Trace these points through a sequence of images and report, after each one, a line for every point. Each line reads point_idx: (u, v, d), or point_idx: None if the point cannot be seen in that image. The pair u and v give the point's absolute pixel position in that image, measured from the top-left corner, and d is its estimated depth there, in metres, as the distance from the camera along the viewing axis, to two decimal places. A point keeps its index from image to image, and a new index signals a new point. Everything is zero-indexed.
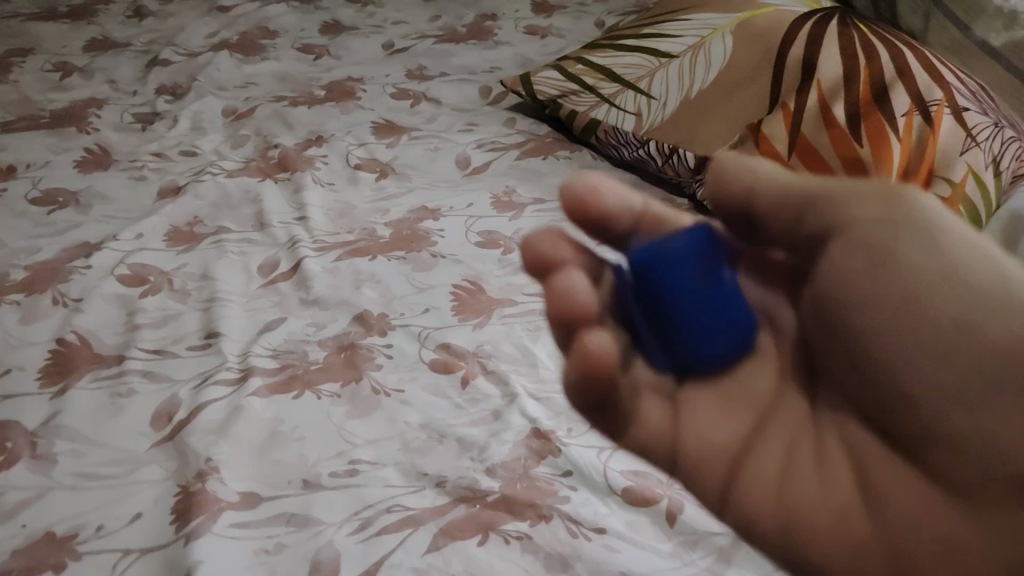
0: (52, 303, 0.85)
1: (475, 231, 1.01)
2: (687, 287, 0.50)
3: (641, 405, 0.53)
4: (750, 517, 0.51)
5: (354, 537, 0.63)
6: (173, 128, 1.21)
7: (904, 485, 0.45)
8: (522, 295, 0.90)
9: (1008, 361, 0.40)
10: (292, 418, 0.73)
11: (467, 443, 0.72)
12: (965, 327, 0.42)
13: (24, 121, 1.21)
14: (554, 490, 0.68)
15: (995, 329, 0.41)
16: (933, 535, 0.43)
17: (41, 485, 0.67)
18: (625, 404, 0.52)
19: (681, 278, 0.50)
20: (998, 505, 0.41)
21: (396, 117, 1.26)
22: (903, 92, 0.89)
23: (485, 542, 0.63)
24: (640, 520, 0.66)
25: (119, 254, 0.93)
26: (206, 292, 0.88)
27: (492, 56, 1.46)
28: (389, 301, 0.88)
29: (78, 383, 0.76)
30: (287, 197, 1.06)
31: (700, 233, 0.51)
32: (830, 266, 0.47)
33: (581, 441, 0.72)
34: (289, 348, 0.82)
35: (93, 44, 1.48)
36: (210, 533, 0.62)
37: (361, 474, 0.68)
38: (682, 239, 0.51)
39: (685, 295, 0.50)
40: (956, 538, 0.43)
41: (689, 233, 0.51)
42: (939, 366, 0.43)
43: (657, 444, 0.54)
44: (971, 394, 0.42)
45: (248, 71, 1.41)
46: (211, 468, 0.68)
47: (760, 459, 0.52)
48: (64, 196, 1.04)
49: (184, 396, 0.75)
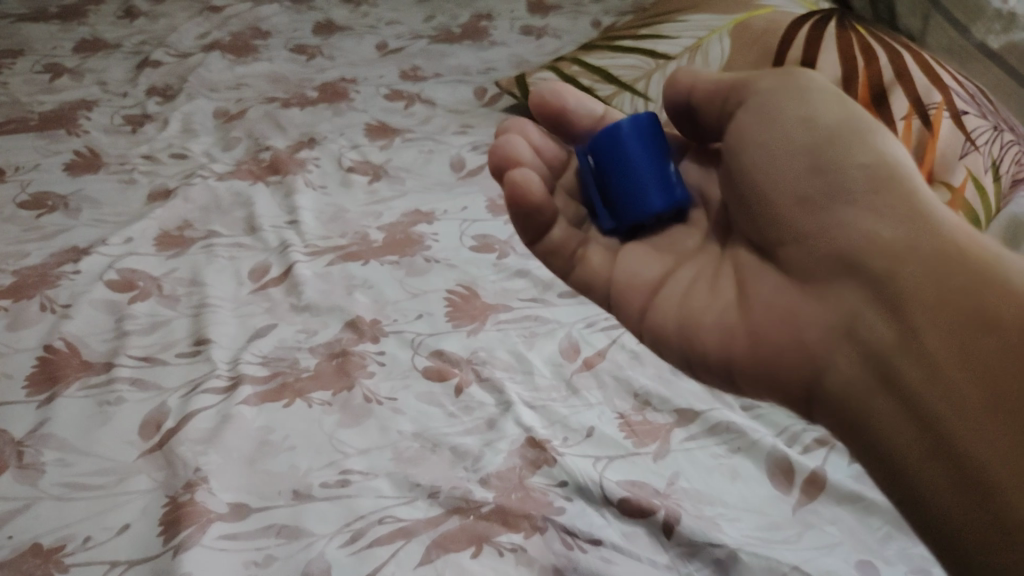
0: (40, 309, 0.84)
1: (470, 234, 0.99)
2: (629, 162, 0.62)
3: (584, 248, 0.67)
4: (656, 329, 0.63)
5: (345, 550, 0.62)
6: (164, 131, 1.19)
7: (763, 282, 0.56)
8: (516, 300, 0.89)
9: (829, 175, 0.52)
10: (283, 427, 0.72)
11: (461, 452, 0.70)
12: (800, 156, 0.54)
13: (13, 123, 1.19)
14: (549, 500, 0.67)
15: (832, 157, 0.53)
16: (782, 310, 0.54)
17: (27, 497, 0.65)
18: (566, 243, 0.67)
19: (620, 148, 0.62)
20: (827, 282, 0.51)
21: (390, 118, 1.25)
22: (901, 94, 0.87)
23: (479, 554, 0.62)
24: (636, 532, 0.65)
25: (108, 259, 0.92)
26: (197, 298, 0.87)
27: (487, 57, 1.45)
28: (382, 306, 0.87)
29: (65, 391, 0.75)
30: (279, 201, 1.05)
31: (645, 116, 0.63)
32: (732, 123, 0.59)
33: (576, 450, 0.71)
34: (280, 355, 0.80)
35: (83, 45, 1.46)
36: (199, 545, 0.61)
37: (353, 484, 0.67)
38: (628, 120, 0.63)
39: (625, 170, 0.62)
40: (799, 310, 0.53)
41: (636, 117, 0.63)
42: (795, 172, 0.54)
43: (593, 271, 0.67)
44: (807, 201, 0.53)
45: (240, 72, 1.39)
46: (200, 478, 0.66)
47: (673, 285, 0.63)
48: (52, 200, 1.02)
49: (173, 404, 0.74)
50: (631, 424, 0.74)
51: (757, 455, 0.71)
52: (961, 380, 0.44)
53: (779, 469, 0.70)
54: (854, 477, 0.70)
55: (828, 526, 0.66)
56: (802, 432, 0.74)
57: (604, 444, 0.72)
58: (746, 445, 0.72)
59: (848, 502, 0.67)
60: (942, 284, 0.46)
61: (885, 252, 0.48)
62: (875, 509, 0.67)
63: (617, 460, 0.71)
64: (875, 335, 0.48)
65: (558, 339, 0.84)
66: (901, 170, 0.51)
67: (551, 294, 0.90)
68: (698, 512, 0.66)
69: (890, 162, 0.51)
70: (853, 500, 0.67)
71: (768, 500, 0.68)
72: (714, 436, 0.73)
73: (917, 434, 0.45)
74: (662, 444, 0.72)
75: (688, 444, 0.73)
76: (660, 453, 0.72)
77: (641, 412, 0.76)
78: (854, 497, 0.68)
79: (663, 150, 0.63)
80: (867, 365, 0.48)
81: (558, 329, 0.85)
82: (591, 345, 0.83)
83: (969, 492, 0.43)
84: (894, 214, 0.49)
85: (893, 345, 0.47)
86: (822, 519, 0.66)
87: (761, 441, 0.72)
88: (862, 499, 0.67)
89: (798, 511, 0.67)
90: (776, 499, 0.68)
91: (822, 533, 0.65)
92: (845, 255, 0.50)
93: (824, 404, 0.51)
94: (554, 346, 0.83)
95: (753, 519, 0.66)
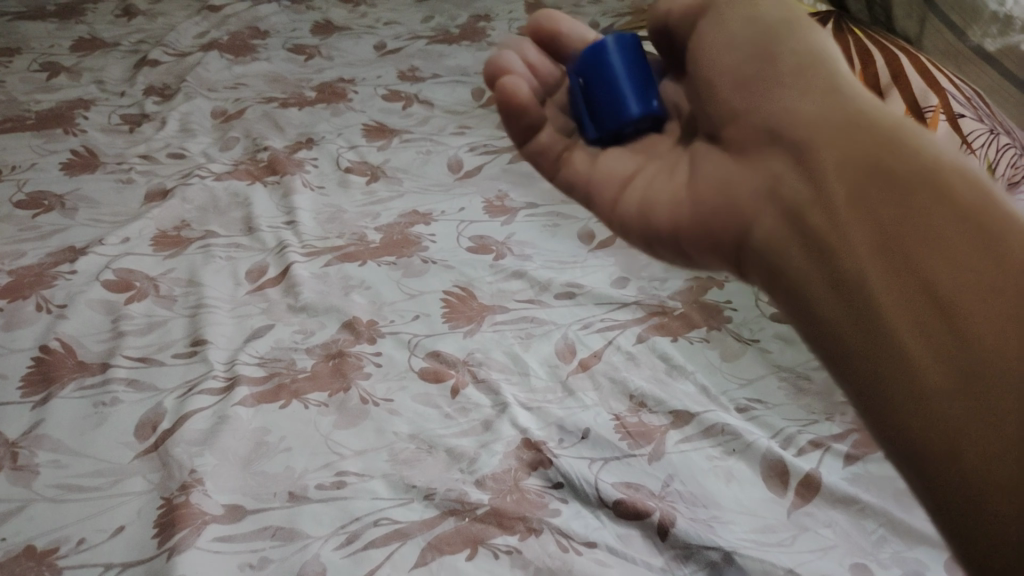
0: (36, 309, 0.84)
1: (467, 235, 0.99)
2: (609, 70, 0.55)
3: (570, 150, 0.60)
4: (615, 221, 0.58)
5: (340, 552, 0.62)
6: (162, 130, 1.19)
7: (707, 159, 0.52)
8: (513, 301, 0.89)
9: (764, 50, 0.48)
10: (279, 428, 0.72)
11: (457, 454, 0.71)
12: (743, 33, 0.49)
13: (9, 122, 1.19)
14: (545, 502, 0.67)
15: (775, 34, 0.48)
16: (715, 186, 0.49)
17: (22, 498, 0.65)
18: (551, 147, 0.59)
19: (600, 57, 0.56)
20: (755, 150, 0.47)
21: (388, 119, 1.25)
22: (897, 97, 0.85)
23: (474, 557, 0.62)
24: (631, 534, 0.65)
25: (105, 259, 0.92)
26: (193, 298, 0.87)
27: (485, 57, 1.45)
28: (379, 307, 0.87)
29: (61, 391, 0.75)
30: (276, 201, 1.05)
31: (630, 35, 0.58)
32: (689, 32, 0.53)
33: (572, 452, 0.72)
34: (276, 356, 0.80)
35: (81, 43, 1.46)
36: (193, 547, 0.61)
37: (348, 486, 0.67)
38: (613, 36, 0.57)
39: (606, 74, 0.55)
40: (730, 186, 0.48)
41: (622, 34, 0.57)
42: (733, 53, 0.49)
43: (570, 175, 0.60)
44: (740, 78, 0.49)
45: (238, 72, 1.39)
46: (195, 480, 0.66)
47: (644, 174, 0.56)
48: (49, 199, 1.02)
49: (169, 405, 0.74)
50: (627, 426, 0.74)
51: (751, 458, 0.71)
52: (873, 243, 0.39)
53: (773, 471, 0.70)
54: (849, 480, 0.70)
55: (822, 529, 0.66)
56: (797, 434, 0.74)
57: (599, 446, 0.72)
58: (740, 447, 0.72)
59: (843, 505, 0.68)
60: (858, 143, 0.42)
61: (810, 117, 0.44)
62: (870, 512, 0.67)
63: (612, 463, 0.71)
64: (794, 200, 0.43)
65: (554, 341, 0.84)
66: (834, 56, 0.47)
67: (548, 296, 0.90)
68: (693, 514, 0.67)
69: (823, 48, 0.47)
70: (847, 503, 0.68)
71: (763, 502, 0.68)
72: (709, 438, 0.73)
73: (825, 296, 0.40)
74: (657, 446, 0.72)
75: (683, 446, 0.73)
76: (655, 454, 0.72)
77: (636, 414, 0.76)
78: (849, 500, 0.68)
79: (647, 63, 0.57)
80: (787, 224, 0.44)
81: (554, 330, 0.85)
82: (587, 347, 0.83)
83: (872, 343, 0.38)
84: (824, 88, 0.45)
85: (810, 200, 0.42)
86: (816, 522, 0.66)
87: (756, 444, 0.72)
88: (857, 502, 0.67)
89: (793, 513, 0.67)
90: (771, 502, 0.68)
91: (816, 536, 0.65)
92: (771, 122, 0.46)
93: (752, 266, 0.46)
94: (551, 348, 0.83)
95: (748, 522, 0.66)
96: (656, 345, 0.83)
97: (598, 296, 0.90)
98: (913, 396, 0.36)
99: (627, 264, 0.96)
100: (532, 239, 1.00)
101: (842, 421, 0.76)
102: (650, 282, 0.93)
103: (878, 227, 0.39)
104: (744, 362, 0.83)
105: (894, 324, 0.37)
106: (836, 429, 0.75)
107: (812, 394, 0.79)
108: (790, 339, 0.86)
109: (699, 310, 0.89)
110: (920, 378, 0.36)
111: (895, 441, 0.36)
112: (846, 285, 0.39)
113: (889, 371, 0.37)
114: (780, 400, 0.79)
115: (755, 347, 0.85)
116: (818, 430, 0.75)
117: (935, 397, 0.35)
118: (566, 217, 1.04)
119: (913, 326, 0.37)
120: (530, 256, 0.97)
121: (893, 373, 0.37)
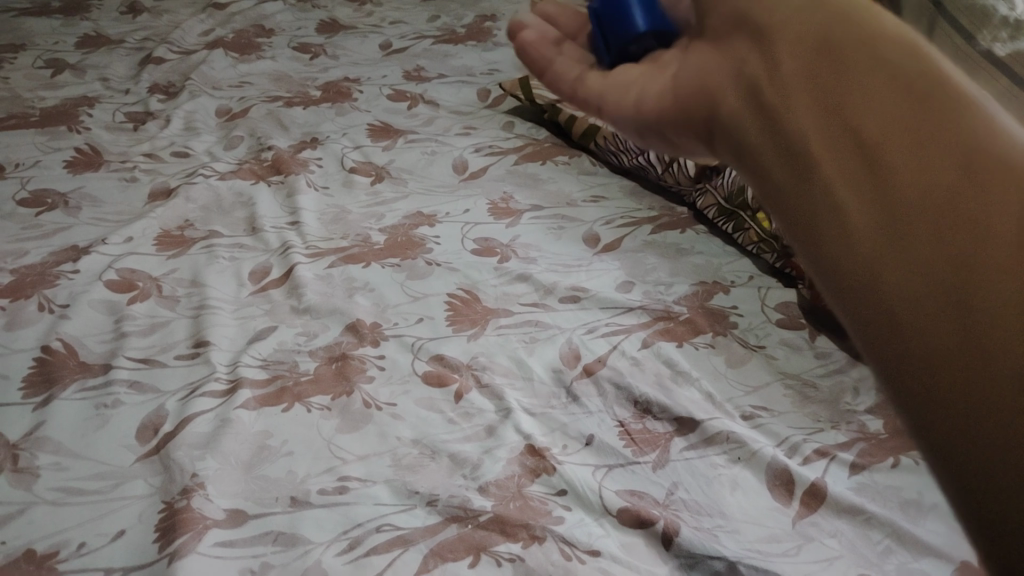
0: (38, 309, 0.84)
1: (472, 238, 0.99)
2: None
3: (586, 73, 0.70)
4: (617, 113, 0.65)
5: (341, 558, 0.61)
6: (166, 129, 1.19)
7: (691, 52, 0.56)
8: (517, 305, 0.88)
9: None
10: (281, 431, 0.72)
11: (460, 459, 0.70)
12: None
13: (13, 119, 1.19)
14: (548, 509, 0.66)
15: None
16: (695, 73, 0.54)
17: (22, 501, 0.65)
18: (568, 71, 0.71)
19: None
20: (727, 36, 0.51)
21: (393, 119, 1.24)
22: None
23: (476, 564, 0.62)
24: (635, 542, 0.64)
25: (108, 258, 0.91)
26: (196, 299, 0.87)
27: (491, 58, 1.44)
28: (382, 310, 0.87)
29: (62, 393, 0.74)
30: (281, 201, 1.05)
31: None
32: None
33: (576, 459, 0.71)
34: (279, 358, 0.80)
35: (85, 40, 1.46)
36: (194, 553, 0.60)
37: (350, 491, 0.67)
38: None
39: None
40: (706, 73, 0.52)
41: None
42: None
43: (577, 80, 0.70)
44: None
45: (242, 70, 1.39)
46: (197, 484, 0.66)
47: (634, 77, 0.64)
48: (52, 198, 1.02)
49: (172, 407, 0.73)
50: (631, 433, 0.74)
51: (757, 466, 0.71)
52: (819, 109, 0.44)
53: (779, 480, 0.70)
54: (855, 490, 0.69)
55: (828, 539, 0.65)
56: (802, 443, 0.73)
57: (603, 453, 0.72)
58: (746, 455, 0.71)
59: (848, 515, 0.67)
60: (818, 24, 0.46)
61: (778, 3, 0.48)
62: (876, 522, 0.66)
63: (616, 469, 0.70)
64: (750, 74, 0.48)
65: (559, 345, 0.83)
66: None
67: (552, 299, 0.90)
68: (697, 523, 0.66)
69: None
70: (853, 513, 0.67)
71: (768, 512, 0.67)
72: (714, 446, 0.72)
73: (771, 154, 0.45)
74: (661, 454, 0.72)
75: (688, 454, 0.72)
76: (659, 462, 0.71)
77: (640, 421, 0.75)
78: (855, 510, 0.67)
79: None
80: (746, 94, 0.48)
81: (558, 335, 0.84)
82: (592, 352, 0.82)
83: (808, 190, 0.43)
84: None
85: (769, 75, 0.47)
86: (821, 532, 0.66)
87: (761, 452, 0.71)
88: (863, 513, 0.67)
89: (798, 523, 0.67)
90: (776, 511, 0.67)
91: (822, 546, 0.65)
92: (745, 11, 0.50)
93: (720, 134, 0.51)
94: (555, 352, 0.82)
95: (753, 531, 0.66)
96: (661, 351, 0.82)
97: (603, 300, 0.89)
98: (836, 231, 0.41)
99: (632, 268, 0.95)
100: (537, 242, 0.99)
101: (848, 429, 0.75)
102: (655, 286, 0.92)
103: (817, 91, 0.44)
104: (749, 368, 0.82)
105: (833, 181, 0.42)
106: (841, 437, 0.74)
107: (817, 402, 0.78)
108: (796, 347, 0.85)
109: (704, 315, 0.88)
110: (843, 220, 0.41)
111: (830, 282, 0.41)
112: (800, 152, 0.44)
113: (821, 217, 0.42)
114: (786, 407, 0.78)
115: (761, 353, 0.84)
116: (823, 439, 0.74)
117: (867, 245, 0.40)
118: (571, 220, 1.04)
119: (843, 179, 0.41)
120: (535, 259, 0.96)
121: (834, 231, 0.41)
